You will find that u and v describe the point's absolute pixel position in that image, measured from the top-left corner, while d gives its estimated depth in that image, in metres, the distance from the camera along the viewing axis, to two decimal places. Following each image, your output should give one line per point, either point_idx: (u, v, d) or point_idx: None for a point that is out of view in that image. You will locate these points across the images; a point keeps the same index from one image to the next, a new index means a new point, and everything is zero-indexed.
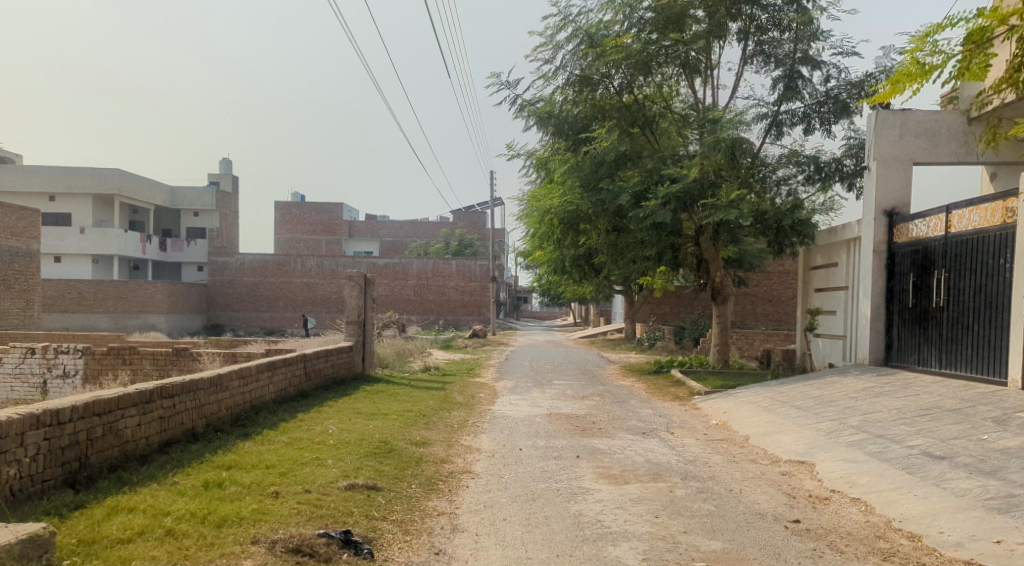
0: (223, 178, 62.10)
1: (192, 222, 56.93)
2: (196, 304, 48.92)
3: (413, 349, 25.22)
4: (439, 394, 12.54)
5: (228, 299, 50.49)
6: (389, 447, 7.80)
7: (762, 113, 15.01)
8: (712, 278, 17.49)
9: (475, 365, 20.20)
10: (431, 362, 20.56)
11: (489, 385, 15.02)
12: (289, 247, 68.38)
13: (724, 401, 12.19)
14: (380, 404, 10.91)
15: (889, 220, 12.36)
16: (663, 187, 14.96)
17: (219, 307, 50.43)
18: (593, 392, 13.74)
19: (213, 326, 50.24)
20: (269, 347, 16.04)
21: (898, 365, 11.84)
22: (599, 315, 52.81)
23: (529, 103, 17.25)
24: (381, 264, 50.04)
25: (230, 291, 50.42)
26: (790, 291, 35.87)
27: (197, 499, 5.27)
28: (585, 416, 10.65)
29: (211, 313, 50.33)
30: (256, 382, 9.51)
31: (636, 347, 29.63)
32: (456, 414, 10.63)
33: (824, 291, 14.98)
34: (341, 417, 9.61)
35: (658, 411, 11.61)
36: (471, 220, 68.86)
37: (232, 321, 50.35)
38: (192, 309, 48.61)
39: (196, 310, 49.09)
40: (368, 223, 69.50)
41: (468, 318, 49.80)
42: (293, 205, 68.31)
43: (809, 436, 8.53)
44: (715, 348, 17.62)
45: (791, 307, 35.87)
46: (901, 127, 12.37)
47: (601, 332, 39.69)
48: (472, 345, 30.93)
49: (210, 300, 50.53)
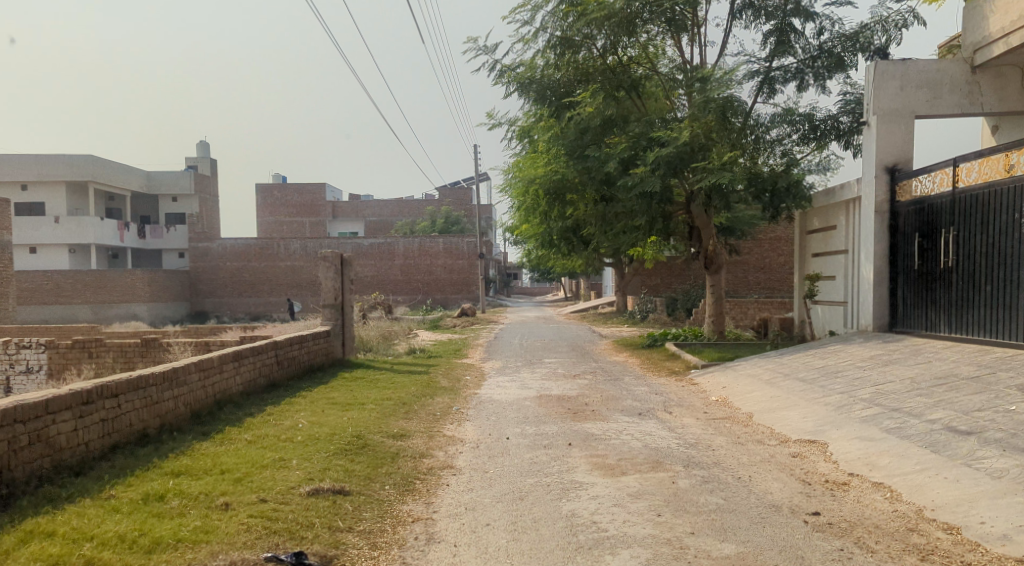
0: (201, 162, 60.84)
1: (171, 208, 55.64)
2: (178, 292, 47.93)
3: (400, 331, 24.56)
4: (423, 379, 11.86)
5: (212, 286, 49.61)
6: (363, 442, 7.12)
7: (753, 70, 14.22)
8: (705, 247, 16.84)
9: (463, 346, 19.55)
10: (417, 344, 19.88)
11: (477, 366, 14.36)
12: (273, 231, 67.23)
13: (722, 375, 11.58)
14: (357, 393, 10.21)
15: (891, 178, 11.69)
16: (652, 151, 14.24)
17: (203, 294, 49.48)
18: (585, 370, 13.12)
19: (197, 314, 49.42)
20: (244, 334, 15.30)
21: (904, 330, 11.26)
22: (589, 289, 52.22)
23: (508, 69, 16.42)
24: (366, 245, 49.14)
25: (213, 278, 49.44)
26: (783, 258, 35.33)
27: (131, 517, 4.57)
28: (576, 397, 10.01)
29: (195, 300, 49.46)
30: (220, 374, 8.77)
31: (628, 320, 29.06)
32: (439, 401, 9.96)
33: (822, 256, 14.37)
34: (313, 409, 8.92)
35: (653, 388, 10.98)
36: (457, 197, 67.81)
37: (217, 308, 49.46)
38: (174, 297, 47.79)
39: (178, 298, 48.27)
40: (352, 204, 68.36)
41: (456, 296, 49.08)
42: (276, 188, 67.04)
43: (817, 412, 7.91)
44: (710, 319, 17.02)
45: (783, 275, 35.36)
46: (901, 77, 11.64)
47: (592, 306, 39.11)
48: (461, 325, 30.28)
49: (193, 288, 49.60)
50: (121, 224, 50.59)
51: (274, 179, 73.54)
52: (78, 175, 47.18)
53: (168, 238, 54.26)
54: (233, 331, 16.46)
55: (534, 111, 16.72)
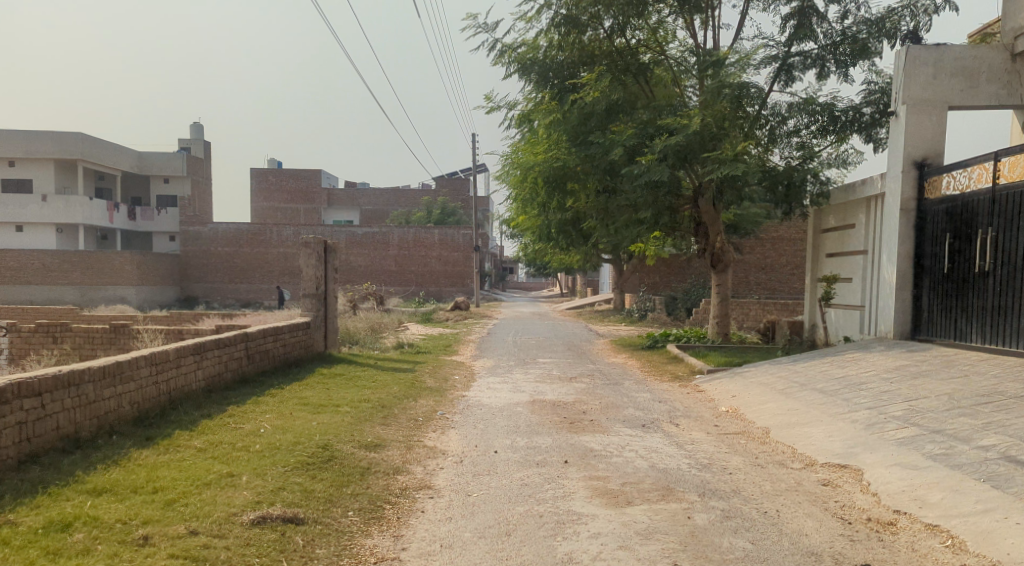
0: (195, 144, 59.55)
1: (163, 190, 54.39)
2: (167, 276, 46.90)
3: (389, 324, 23.66)
4: (407, 377, 10.96)
5: (203, 272, 48.45)
6: (329, 454, 6.21)
7: (771, 55, 13.32)
8: (712, 244, 15.95)
9: (454, 341, 18.66)
10: (406, 338, 19.00)
11: (467, 365, 13.46)
12: (267, 217, 66.17)
13: (731, 383, 10.72)
14: (332, 392, 9.30)
15: (920, 173, 10.81)
16: (660, 139, 13.34)
17: (192, 279, 48.45)
18: (582, 373, 12.24)
19: (186, 299, 48.27)
20: (221, 323, 14.37)
21: (929, 339, 10.38)
22: (586, 284, 51.38)
23: (509, 49, 15.48)
24: (360, 234, 48.17)
25: (203, 263, 48.40)
26: (786, 259, 34.52)
27: (21, 554, 3.65)
28: (573, 404, 9.14)
29: (184, 285, 48.28)
30: (176, 370, 7.85)
31: (626, 319, 28.22)
32: (422, 403, 9.07)
33: (837, 257, 13.50)
34: (279, 410, 8.01)
35: (657, 395, 10.12)
36: (454, 188, 66.83)
37: (207, 294, 48.39)
38: (164, 280, 46.53)
39: (168, 282, 47.03)
40: (348, 192, 67.32)
41: (451, 289, 48.19)
42: (271, 173, 65.92)
43: (844, 430, 7.03)
44: (714, 320, 16.15)
45: (786, 276, 34.55)
46: (934, 64, 10.79)
47: (588, 303, 38.25)
48: (454, 319, 29.39)
49: (183, 272, 48.40)
50: (111, 205, 49.41)
51: (270, 164, 72.41)
52: (67, 154, 46.02)
53: (159, 221, 53.17)
54: (210, 319, 15.55)
55: (534, 95, 15.79)
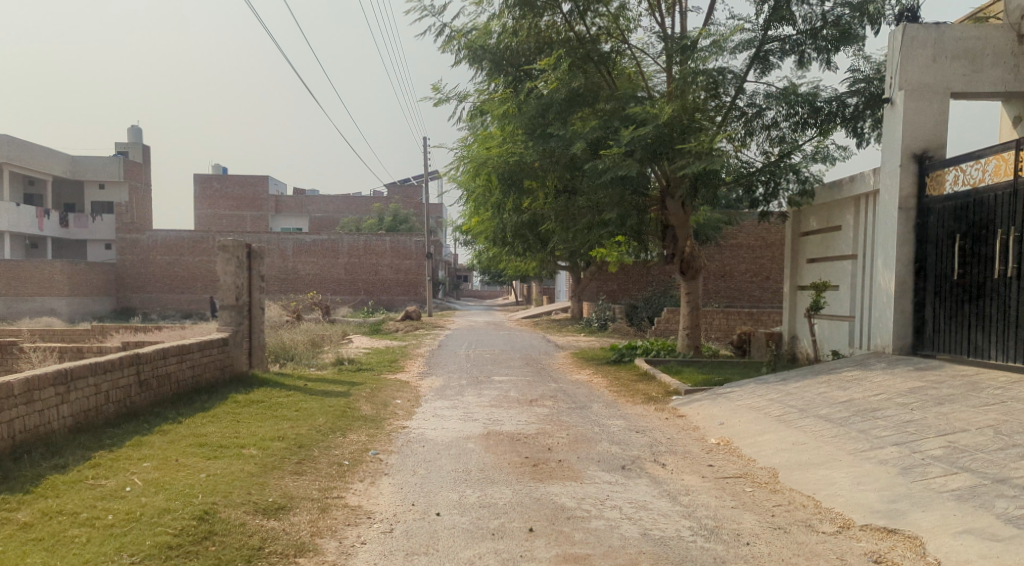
0: (131, 147, 56.17)
1: (97, 195, 50.97)
2: (101, 285, 43.74)
3: (332, 336, 21.77)
4: (339, 404, 9.27)
5: (139, 280, 45.43)
6: (209, 528, 4.51)
7: (747, 39, 12.08)
8: (681, 248, 14.60)
9: (401, 356, 16.95)
10: (348, 353, 17.21)
11: (412, 385, 11.82)
12: (210, 224, 63.18)
13: (715, 406, 9.35)
14: (240, 427, 7.53)
15: (919, 167, 9.66)
16: (628, 131, 11.99)
17: (129, 289, 45.45)
18: (543, 394, 10.73)
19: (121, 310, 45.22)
20: (128, 339, 12.39)
21: (935, 353, 9.20)
22: (542, 293, 50.11)
23: (458, 35, 14.00)
24: (308, 241, 45.95)
25: (138, 271, 45.35)
26: (744, 266, 33.79)
27: None
28: (535, 438, 7.61)
29: (120, 295, 45.22)
30: (30, 409, 5.98)
31: (586, 329, 26.96)
32: (351, 440, 7.39)
33: (821, 262, 12.29)
34: (163, 455, 6.21)
35: (632, 422, 8.67)
36: (407, 194, 64.96)
37: (144, 305, 45.37)
38: (99, 290, 43.42)
39: (103, 292, 43.89)
40: (296, 197, 64.72)
41: (403, 298, 46.36)
42: (214, 178, 62.93)
43: (874, 475, 5.68)
44: (684, 331, 14.76)
45: (745, 284, 33.83)
46: (934, 45, 9.66)
47: (546, 312, 36.88)
48: (404, 330, 27.59)
49: (119, 281, 45.30)
50: (38, 210, 45.97)
51: (213, 168, 69.37)
52: None
53: (92, 227, 49.86)
54: (120, 334, 13.55)
55: (488, 86, 14.31)
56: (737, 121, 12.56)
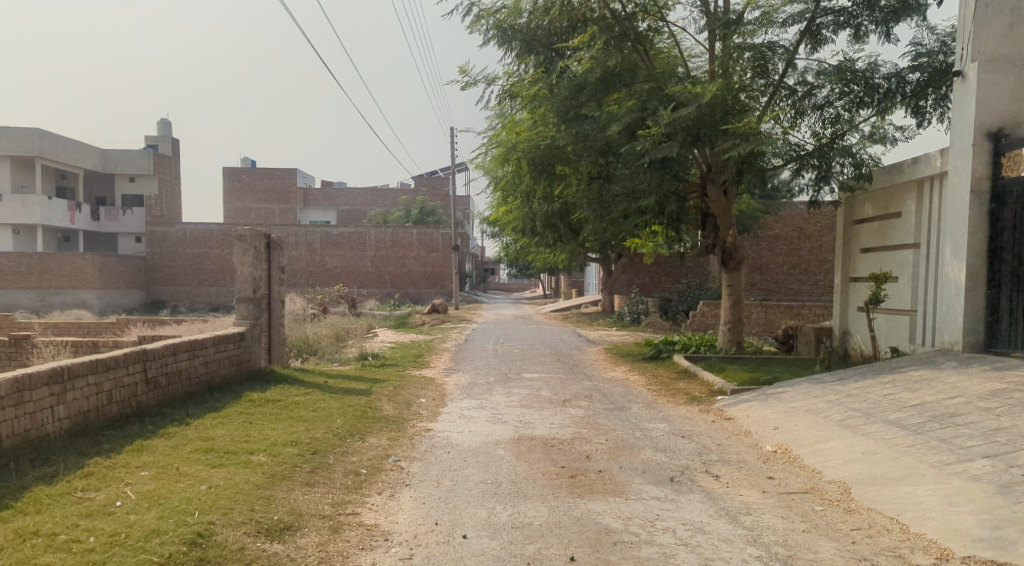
0: (161, 140, 56.53)
1: (128, 189, 51.31)
2: (132, 278, 43.95)
3: (357, 329, 21.30)
4: (361, 403, 8.69)
5: (169, 274, 45.61)
6: (201, 556, 3.90)
7: (797, 13, 11.20)
8: (722, 239, 13.79)
9: (426, 350, 16.36)
10: (373, 347, 16.69)
11: (437, 383, 11.21)
12: (239, 217, 63.44)
13: (766, 408, 8.57)
14: (251, 430, 6.96)
15: (995, 146, 8.73)
16: (668, 112, 11.23)
17: (159, 281, 45.68)
18: (577, 393, 10.03)
19: (151, 302, 45.45)
20: (144, 334, 11.94)
21: (1012, 351, 8.32)
22: (571, 286, 49.33)
23: (486, 14, 13.30)
24: (336, 234, 45.75)
25: (168, 264, 45.49)
26: (781, 258, 32.66)
27: None
28: (571, 443, 6.94)
29: (151, 289, 45.42)
30: (18, 409, 5.45)
31: (617, 323, 26.28)
32: (371, 445, 6.79)
33: (877, 251, 11.39)
34: (164, 462, 5.65)
35: (675, 425, 7.95)
36: (434, 186, 64.52)
37: (173, 297, 45.54)
38: (129, 284, 43.61)
39: (133, 285, 44.07)
40: (324, 190, 64.69)
41: (430, 292, 45.97)
42: (243, 171, 63.14)
43: (969, 496, 4.90)
44: (725, 327, 13.99)
45: (781, 276, 32.72)
46: (1011, 12, 8.75)
47: (575, 305, 36.13)
48: (430, 324, 27.07)
49: (149, 274, 45.47)
50: (70, 204, 46.38)
51: (242, 161, 69.66)
52: (20, 149, 42.98)
53: (123, 220, 50.23)
54: (137, 328, 13.16)
55: (517, 68, 13.60)
56: (785, 100, 11.73)
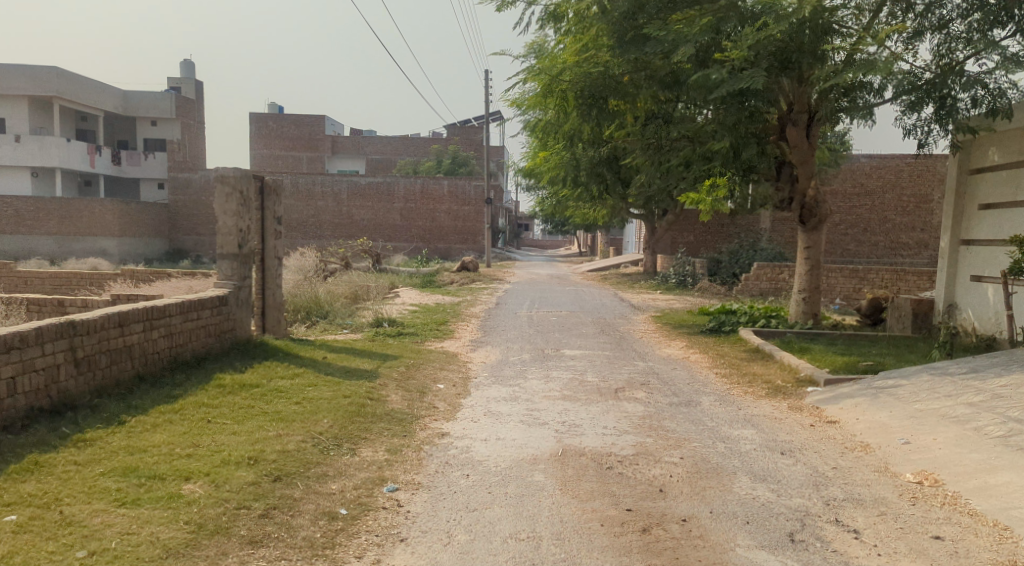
0: (186, 83, 54.92)
1: (150, 133, 49.98)
2: (154, 226, 42.85)
3: (376, 288, 19.51)
4: (359, 390, 6.90)
5: (192, 222, 44.16)
6: None
7: None
8: (801, 191, 11.64)
9: (451, 315, 14.57)
10: (390, 310, 14.88)
11: (458, 359, 9.38)
12: (266, 166, 61.93)
13: (882, 406, 6.51)
14: (204, 434, 5.26)
15: None
16: (749, 32, 9.04)
17: (182, 229, 44.31)
18: (630, 380, 8.12)
19: (175, 252, 44.37)
20: (121, 293, 10.27)
21: None
22: (606, 244, 47.06)
23: None
24: (363, 184, 43.97)
25: (191, 212, 44.10)
26: (839, 217, 30.03)
27: None
28: (633, 465, 5.02)
29: (173, 238, 44.11)
30: None
31: (661, 285, 24.22)
32: (361, 461, 5.01)
33: (1001, 207, 9.03)
34: (56, 493, 3.99)
35: (767, 434, 5.95)
36: (466, 136, 62.17)
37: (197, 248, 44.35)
38: (149, 232, 42.55)
39: (155, 233, 42.97)
40: (353, 139, 62.83)
41: (460, 247, 44.22)
42: (269, 117, 61.31)
43: None
44: (799, 297, 11.99)
45: (838, 236, 30.18)
46: None
47: (612, 264, 33.96)
48: (457, 282, 25.22)
49: (172, 223, 44.11)
50: (92, 148, 45.22)
51: (271, 109, 67.94)
52: (39, 89, 41.69)
53: (147, 166, 48.99)
54: (119, 288, 11.53)
55: None
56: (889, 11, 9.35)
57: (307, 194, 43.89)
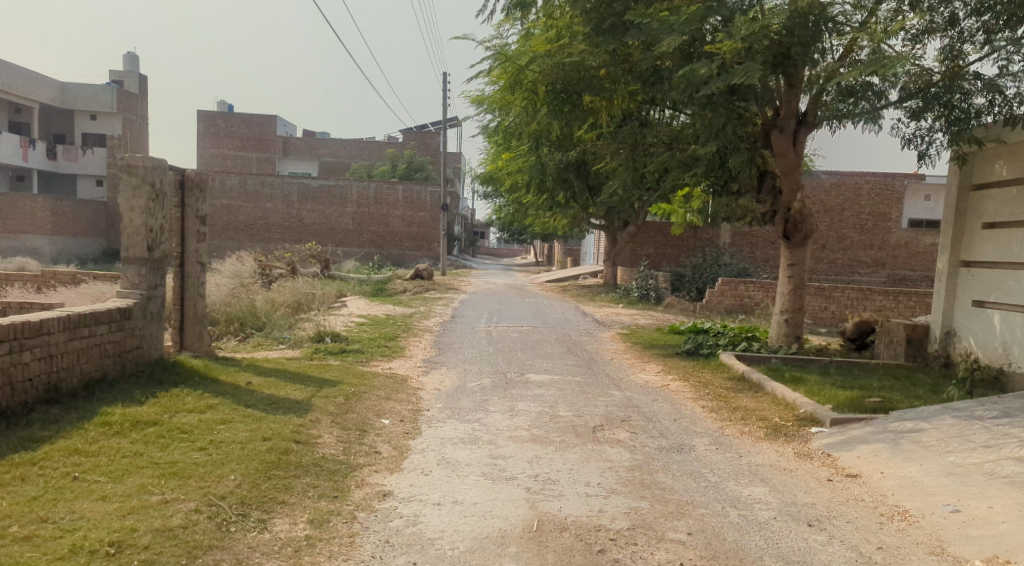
0: (129, 77, 52.14)
1: (89, 127, 47.21)
2: (89, 225, 40.20)
3: (321, 298, 18.05)
4: (283, 430, 5.61)
5: None
6: None
7: None
8: (786, 203, 10.77)
9: (403, 329, 13.30)
10: (334, 323, 13.51)
11: (408, 385, 8.14)
12: (214, 165, 59.38)
13: (909, 456, 5.53)
14: (61, 500, 3.93)
15: None
16: (742, 22, 8.11)
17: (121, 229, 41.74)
18: (607, 415, 7.02)
19: (112, 253, 41.72)
20: (11, 303, 8.72)
21: None
22: (563, 254, 46.21)
23: None
24: (315, 187, 42.22)
25: None
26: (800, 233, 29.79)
27: None
28: (631, 547, 3.87)
29: (111, 238, 41.48)
30: None
31: (622, 298, 23.36)
32: (271, 542, 3.75)
33: (1008, 227, 8.22)
34: None
35: (784, 494, 4.87)
36: (422, 141, 60.83)
37: None
38: (84, 231, 39.90)
39: (91, 232, 40.35)
40: (306, 141, 60.85)
41: (414, 253, 42.83)
42: (218, 116, 58.93)
43: None
44: (781, 318, 11.14)
45: None
46: None
47: (571, 276, 33.05)
48: (410, 291, 23.89)
49: (110, 222, 41.50)
50: (23, 140, 42.36)
51: (220, 106, 65.39)
52: None
53: (85, 161, 46.14)
54: (15, 295, 9.95)
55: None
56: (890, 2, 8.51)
57: (255, 197, 41.88)
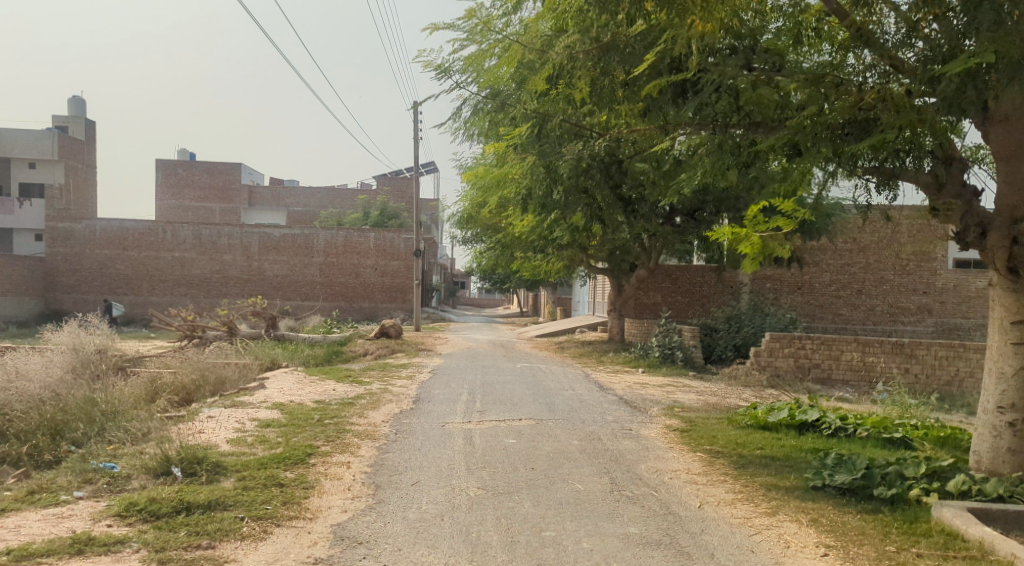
0: (73, 121, 47.08)
1: (27, 176, 42.15)
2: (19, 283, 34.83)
3: (234, 377, 12.82)
4: None
5: (72, 279, 36.42)
6: None
7: None
8: (989, 212, 6.06)
9: (326, 436, 8.15)
10: (218, 429, 8.33)
11: None
12: (171, 216, 54.18)
13: None
14: None
15: None
16: None
17: (61, 288, 36.43)
18: None
19: (49, 314, 36.10)
20: None
21: None
22: (554, 305, 41.28)
23: None
24: (277, 235, 37.20)
25: (73, 268, 36.35)
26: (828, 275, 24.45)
27: None
28: None
29: (48, 296, 36.25)
30: None
31: (635, 360, 18.48)
32: None
33: None
34: None
35: None
36: (397, 187, 56.31)
37: (77, 308, 36.36)
38: (15, 290, 34.60)
39: (24, 291, 35.07)
40: (272, 188, 56.20)
41: (387, 307, 37.66)
42: (178, 163, 54.12)
43: None
44: (1000, 425, 6.11)
45: (827, 298, 24.46)
46: None
47: (567, 329, 28.11)
48: (372, 357, 18.75)
49: (47, 280, 36.39)
50: None
51: (180, 154, 60.52)
52: None
53: (20, 213, 41.35)
54: None
55: None
56: None
57: (210, 247, 36.87)
